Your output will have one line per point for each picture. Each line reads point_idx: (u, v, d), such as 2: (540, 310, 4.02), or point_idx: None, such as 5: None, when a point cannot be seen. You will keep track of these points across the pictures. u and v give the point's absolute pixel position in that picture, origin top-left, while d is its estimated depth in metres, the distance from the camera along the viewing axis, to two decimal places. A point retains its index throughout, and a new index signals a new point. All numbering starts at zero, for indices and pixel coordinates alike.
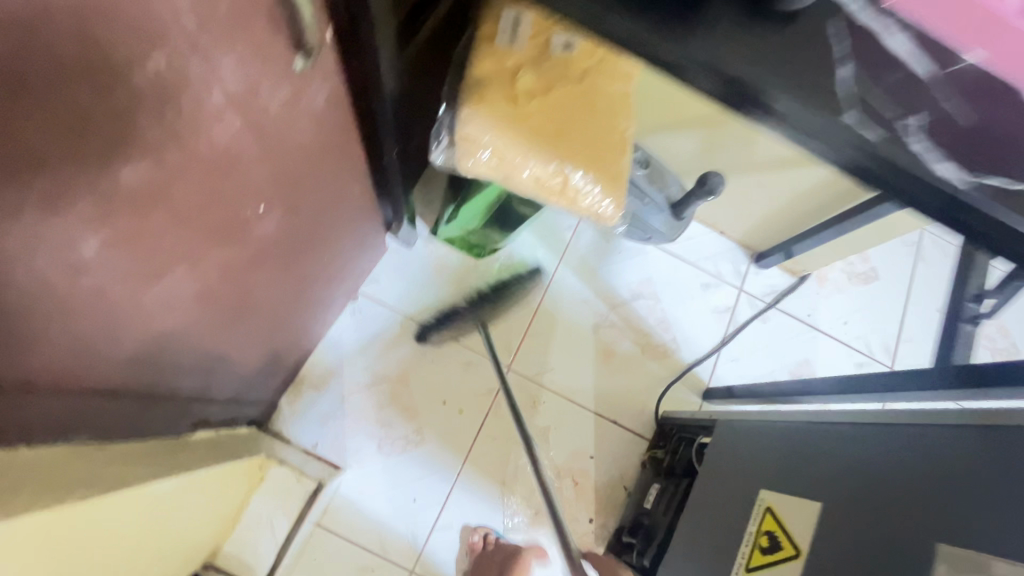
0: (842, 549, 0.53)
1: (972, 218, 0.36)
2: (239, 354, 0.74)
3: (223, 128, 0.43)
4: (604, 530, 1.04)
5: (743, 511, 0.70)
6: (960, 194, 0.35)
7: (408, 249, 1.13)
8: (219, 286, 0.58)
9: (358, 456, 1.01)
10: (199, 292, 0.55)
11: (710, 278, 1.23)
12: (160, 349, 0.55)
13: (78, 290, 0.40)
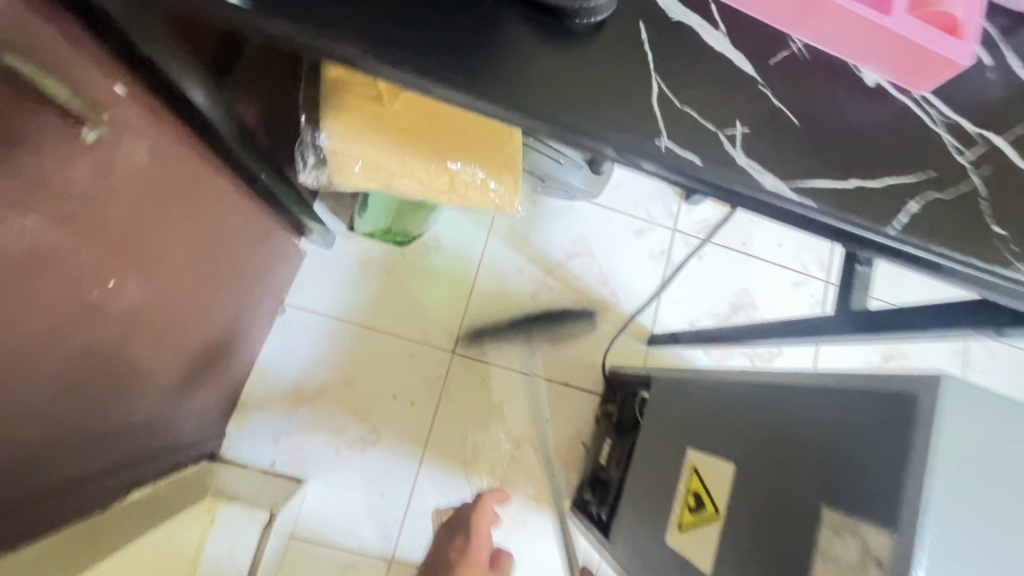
0: (748, 506, 0.56)
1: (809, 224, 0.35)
2: (153, 411, 0.72)
3: (12, 229, 0.38)
4: (568, 487, 1.09)
5: (675, 468, 0.73)
6: (791, 205, 0.33)
7: (329, 250, 1.09)
8: (91, 368, 0.54)
9: (317, 466, 1.02)
10: (66, 384, 0.51)
11: (643, 223, 1.21)
12: (44, 449, 0.51)
13: None
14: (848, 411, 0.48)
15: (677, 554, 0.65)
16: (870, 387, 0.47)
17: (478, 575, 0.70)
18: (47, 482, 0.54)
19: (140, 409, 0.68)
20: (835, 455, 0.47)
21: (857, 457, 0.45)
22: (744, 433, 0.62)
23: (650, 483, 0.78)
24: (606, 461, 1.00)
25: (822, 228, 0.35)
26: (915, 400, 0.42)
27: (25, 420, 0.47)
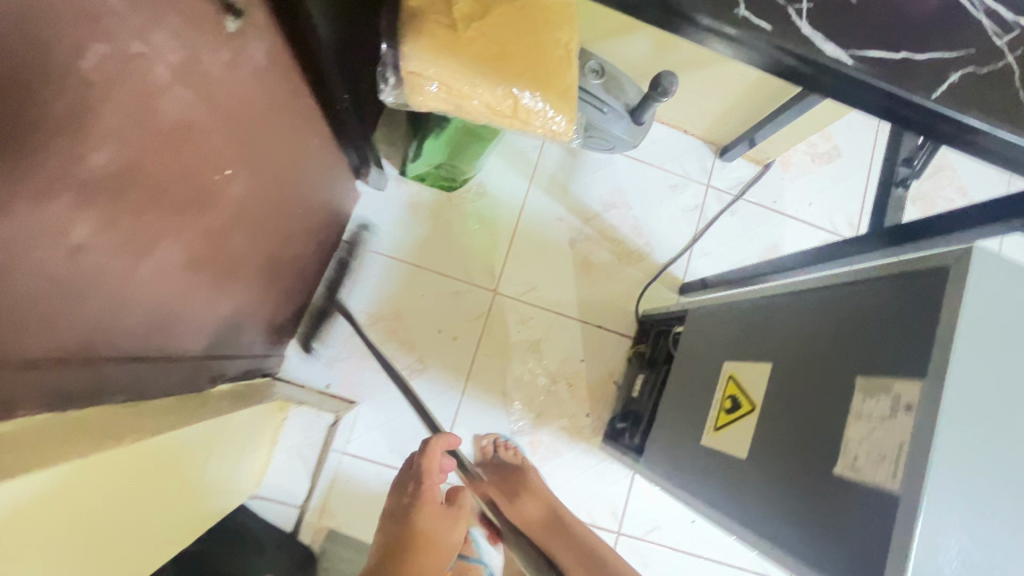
0: (784, 395, 0.62)
1: (861, 93, 0.40)
2: (239, 313, 0.79)
3: (173, 97, 0.45)
4: (600, 422, 1.15)
5: (710, 382, 0.79)
6: (847, 69, 0.39)
7: (381, 192, 1.16)
8: (204, 252, 0.61)
9: (368, 391, 1.10)
10: (187, 259, 0.58)
11: (677, 178, 1.26)
12: (164, 316, 0.59)
13: (81, 270, 0.43)
14: (882, 296, 0.53)
15: (713, 451, 0.71)
16: (906, 272, 0.52)
17: (433, 511, 0.91)
18: (160, 349, 0.61)
19: (230, 307, 0.75)
20: (872, 334, 0.53)
21: (891, 330, 0.50)
22: (779, 336, 0.67)
23: (685, 400, 0.84)
24: (638, 395, 1.06)
25: (874, 98, 0.40)
26: (949, 272, 0.47)
27: (153, 278, 0.54)
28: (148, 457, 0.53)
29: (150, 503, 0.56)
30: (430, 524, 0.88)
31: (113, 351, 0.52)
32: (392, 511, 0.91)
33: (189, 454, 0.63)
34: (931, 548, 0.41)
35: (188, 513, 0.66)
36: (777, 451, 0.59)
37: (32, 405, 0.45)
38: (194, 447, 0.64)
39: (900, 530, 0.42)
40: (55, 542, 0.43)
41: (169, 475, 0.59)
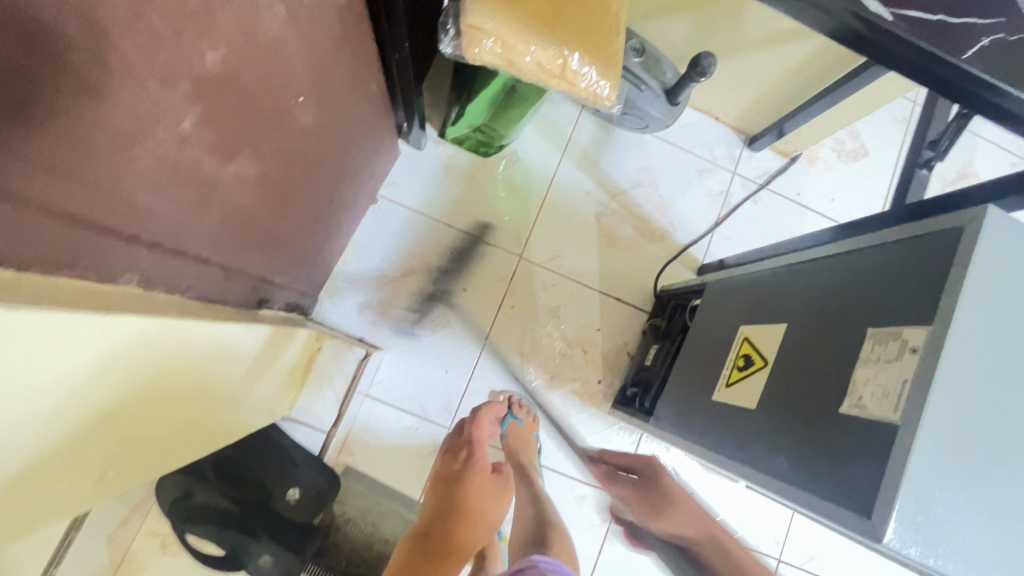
0: (797, 349, 0.66)
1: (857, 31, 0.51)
2: (288, 243, 0.85)
3: (270, 15, 0.50)
4: (611, 389, 1.20)
5: (725, 344, 0.83)
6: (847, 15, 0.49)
7: (419, 152, 1.21)
8: (272, 172, 0.67)
9: (393, 338, 1.15)
10: (258, 174, 0.64)
11: (705, 163, 1.30)
12: (234, 226, 0.64)
13: (184, 159, 0.49)
14: (898, 256, 0.57)
15: (724, 404, 0.75)
16: (924, 234, 0.56)
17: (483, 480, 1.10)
18: (225, 258, 0.67)
19: (284, 235, 0.81)
20: (887, 289, 0.56)
21: (904, 284, 0.54)
22: (796, 299, 0.71)
23: (698, 363, 0.89)
24: (651, 363, 1.11)
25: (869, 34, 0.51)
26: (963, 231, 0.51)
27: (233, 186, 0.59)
28: (201, 336, 0.59)
29: (199, 382, 0.62)
30: (477, 491, 1.08)
31: (192, 247, 0.58)
32: (447, 476, 1.09)
33: (232, 352, 0.69)
34: (924, 471, 0.45)
35: (226, 411, 0.72)
36: (786, 399, 0.63)
37: (124, 280, 0.50)
38: (237, 347, 0.70)
39: (897, 454, 0.46)
40: (126, 382, 0.49)
41: (213, 364, 0.65)
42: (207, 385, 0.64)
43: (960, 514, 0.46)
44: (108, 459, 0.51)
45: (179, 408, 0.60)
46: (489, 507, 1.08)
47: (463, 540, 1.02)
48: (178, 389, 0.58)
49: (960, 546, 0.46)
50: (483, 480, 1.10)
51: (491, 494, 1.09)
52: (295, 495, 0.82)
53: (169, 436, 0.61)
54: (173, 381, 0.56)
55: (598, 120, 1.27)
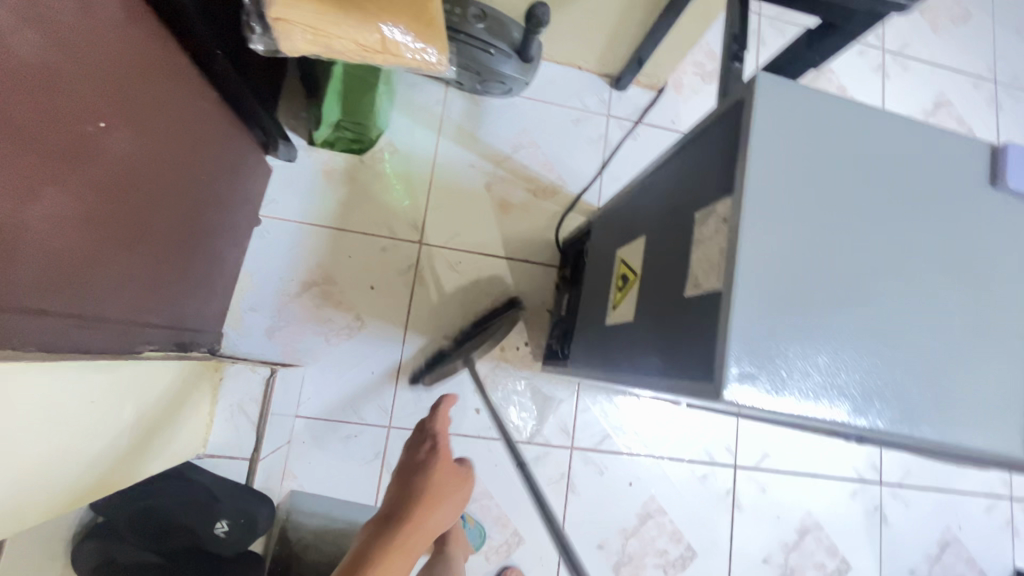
0: (653, 256, 0.69)
1: None
2: (155, 281, 0.81)
3: (22, 38, 0.48)
4: (539, 347, 1.22)
5: (609, 272, 0.86)
6: None
7: (292, 164, 1.18)
8: (98, 208, 0.64)
9: (312, 353, 1.13)
10: (78, 212, 0.61)
11: (579, 112, 1.33)
12: (66, 271, 0.61)
13: None
14: (707, 142, 0.61)
15: (613, 325, 0.78)
16: (722, 114, 0.59)
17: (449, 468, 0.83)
18: (71, 305, 0.64)
19: (145, 273, 0.78)
20: (703, 174, 0.59)
21: (713, 166, 0.58)
22: (648, 211, 0.74)
23: (593, 298, 0.91)
24: (566, 312, 1.13)
25: None
26: (743, 102, 0.54)
27: (47, 225, 0.56)
28: (61, 385, 0.55)
29: (78, 434, 0.58)
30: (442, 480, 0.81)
31: (17, 295, 0.55)
32: (404, 472, 0.83)
33: (96, 407, 0.62)
34: (746, 324, 0.48)
35: (130, 457, 0.69)
36: (651, 303, 0.66)
37: None
38: (107, 401, 0.64)
39: (721, 312, 0.49)
40: None
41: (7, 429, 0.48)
42: (85, 438, 0.60)
43: (791, 358, 0.49)
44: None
45: (81, 461, 0.59)
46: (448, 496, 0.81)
47: (418, 524, 0.76)
48: (46, 447, 0.53)
49: (801, 382, 0.49)
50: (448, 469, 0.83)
51: (452, 492, 0.81)
52: (223, 527, 0.78)
53: (80, 477, 0.59)
54: (40, 435, 0.52)
55: (465, 94, 1.28)
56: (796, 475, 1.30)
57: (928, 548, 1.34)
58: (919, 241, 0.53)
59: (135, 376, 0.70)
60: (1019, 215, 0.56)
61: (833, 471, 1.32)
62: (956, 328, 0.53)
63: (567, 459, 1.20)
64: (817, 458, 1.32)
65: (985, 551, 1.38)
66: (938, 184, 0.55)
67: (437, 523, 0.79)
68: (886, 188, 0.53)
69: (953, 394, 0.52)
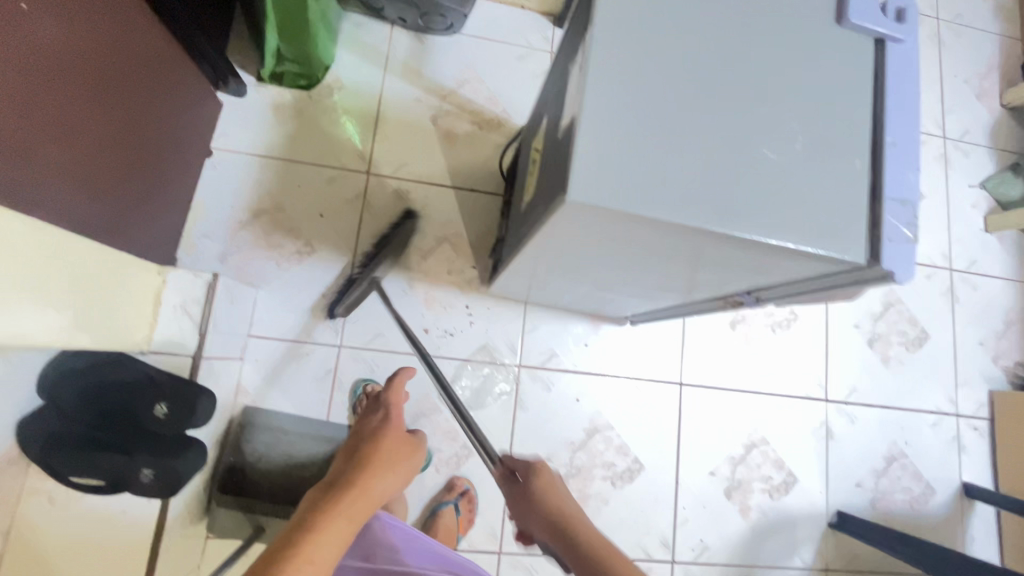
0: (548, 125, 0.73)
1: None
2: (95, 184, 0.82)
3: None
4: (485, 271, 1.27)
5: (525, 166, 0.90)
6: None
7: (242, 99, 1.23)
8: (30, 90, 0.64)
9: (264, 278, 1.18)
10: (14, 88, 0.61)
11: (522, 49, 1.37)
12: (4, 148, 0.61)
13: None
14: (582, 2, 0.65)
15: (525, 206, 0.83)
16: None
17: (399, 438, 0.79)
18: (12, 185, 0.64)
19: (80, 175, 0.78)
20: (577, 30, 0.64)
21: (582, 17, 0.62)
22: (548, 91, 0.79)
23: (518, 197, 0.96)
24: (505, 230, 1.17)
25: None
26: None
27: None
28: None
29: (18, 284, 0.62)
30: (393, 447, 0.76)
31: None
32: (353, 443, 0.78)
33: (25, 261, 0.63)
34: (595, 136, 0.52)
35: (76, 320, 0.73)
36: (544, 164, 0.71)
37: None
38: (40, 258, 0.65)
39: (573, 130, 0.54)
40: None
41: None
42: (19, 281, 0.61)
43: (639, 169, 0.53)
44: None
45: (27, 306, 0.64)
46: (400, 463, 0.76)
47: (366, 487, 0.70)
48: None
49: (650, 191, 0.53)
50: (399, 438, 0.79)
51: (406, 462, 0.77)
52: (162, 409, 0.85)
53: (28, 317, 0.64)
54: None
55: (410, 33, 1.33)
56: (742, 393, 1.34)
57: (875, 462, 1.38)
58: (767, 70, 0.58)
59: (72, 245, 0.71)
60: (865, 51, 0.60)
61: (780, 389, 1.36)
62: (801, 147, 0.56)
63: (515, 377, 1.25)
64: (762, 377, 1.36)
65: (934, 466, 1.41)
66: (787, 20, 0.59)
67: (384, 491, 0.73)
68: (734, 23, 0.58)
69: (799, 205, 0.55)
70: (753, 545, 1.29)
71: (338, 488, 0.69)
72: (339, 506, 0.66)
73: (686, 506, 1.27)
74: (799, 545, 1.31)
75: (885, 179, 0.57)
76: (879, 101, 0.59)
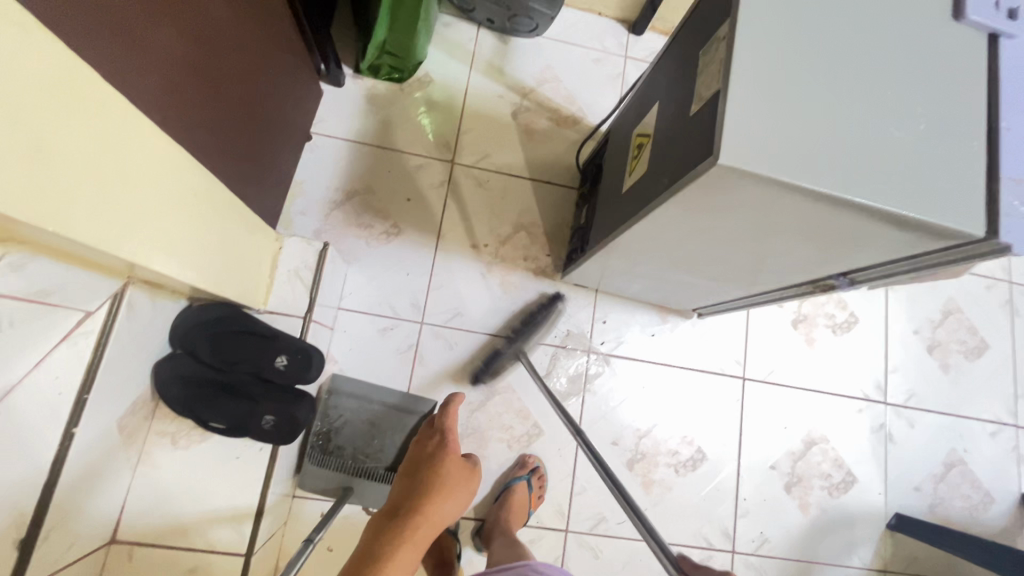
0: (664, 108, 0.80)
1: None
2: (238, 144, 0.93)
3: None
4: (559, 260, 1.32)
5: (623, 153, 0.97)
6: None
7: (340, 89, 1.32)
8: (201, 59, 0.75)
9: (355, 255, 1.25)
10: (189, 57, 0.72)
11: (599, 53, 1.45)
12: (185, 110, 0.73)
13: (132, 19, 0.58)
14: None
15: (630, 187, 0.89)
16: None
17: (457, 464, 0.80)
18: (191, 140, 0.77)
19: (231, 134, 0.90)
20: (706, 20, 0.70)
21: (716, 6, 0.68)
22: (658, 81, 0.86)
23: (611, 183, 1.01)
24: (584, 218, 1.23)
25: None
26: None
27: (172, 59, 0.68)
28: (189, 184, 0.70)
29: (194, 221, 0.73)
30: (452, 473, 0.78)
31: (141, 108, 0.63)
32: (411, 464, 0.80)
33: (185, 203, 0.70)
34: (741, 107, 0.58)
35: (217, 262, 0.82)
36: (662, 143, 0.77)
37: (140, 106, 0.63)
38: (200, 198, 0.74)
39: (720, 103, 0.59)
40: (154, 202, 0.62)
41: (110, 159, 0.52)
42: (186, 217, 0.71)
43: (779, 137, 0.59)
44: (54, 225, 0.47)
45: (197, 242, 0.75)
46: (458, 485, 0.77)
47: (430, 511, 0.71)
48: (181, 220, 0.69)
49: (791, 158, 0.58)
50: (457, 463, 0.80)
51: (466, 485, 0.79)
52: (283, 361, 0.94)
53: (195, 251, 0.74)
54: (178, 212, 0.68)
55: (495, 34, 1.41)
56: (803, 391, 1.37)
57: (934, 468, 1.39)
58: (893, 58, 0.63)
59: (215, 200, 0.79)
60: (980, 45, 0.65)
61: (839, 388, 1.39)
62: (924, 128, 0.61)
63: (584, 361, 1.29)
64: (822, 375, 1.39)
65: (993, 476, 1.41)
66: (908, 14, 0.65)
67: (444, 515, 0.74)
68: (861, 14, 0.64)
69: (925, 180, 0.60)
70: (812, 541, 1.30)
71: (403, 514, 0.69)
72: (421, 512, 0.70)
73: (747, 497, 1.29)
74: (857, 545, 1.32)
75: (1003, 159, 0.61)
76: (994, 89, 0.64)
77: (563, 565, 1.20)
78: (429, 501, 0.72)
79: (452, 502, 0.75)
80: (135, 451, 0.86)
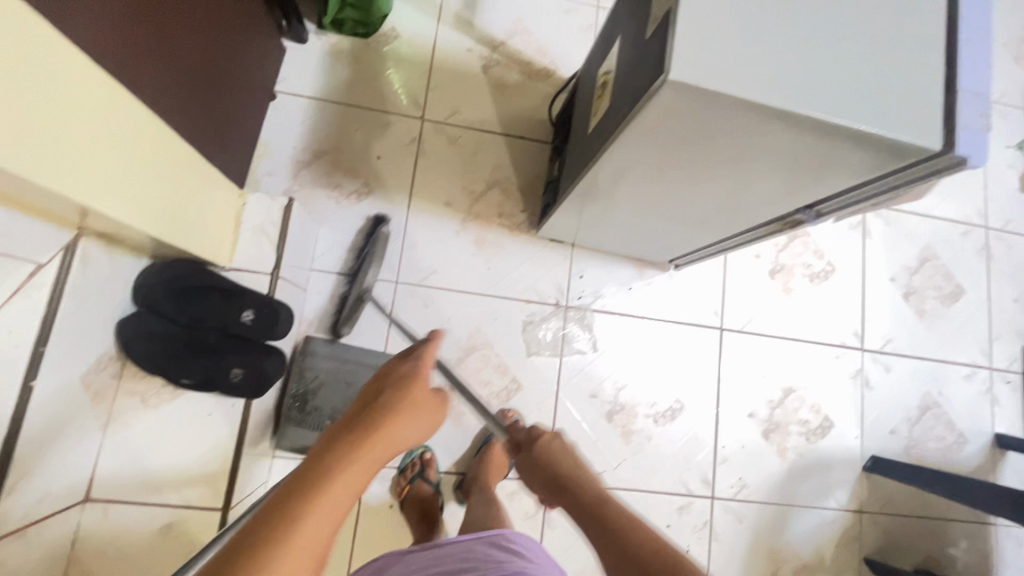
0: (624, 42, 0.78)
1: None
2: (195, 100, 0.90)
3: None
4: (533, 216, 1.31)
5: (589, 97, 0.95)
6: None
7: (304, 46, 1.29)
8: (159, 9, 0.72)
9: (325, 216, 1.23)
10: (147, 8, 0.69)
11: (570, 3, 1.41)
12: (143, 63, 0.71)
13: None
14: None
15: (594, 129, 0.87)
16: None
17: (425, 396, 0.60)
18: (150, 92, 0.74)
19: (191, 88, 0.87)
20: None
21: None
22: (620, 16, 0.83)
23: (578, 129, 0.99)
24: (557, 171, 1.22)
25: None
26: None
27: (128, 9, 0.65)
28: (142, 133, 0.69)
29: (151, 170, 0.72)
30: (416, 406, 0.58)
31: (82, 49, 0.57)
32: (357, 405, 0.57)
33: (133, 142, 0.67)
34: (693, 24, 0.57)
35: (178, 216, 0.80)
36: (622, 78, 0.75)
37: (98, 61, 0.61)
38: (156, 148, 0.73)
39: (671, 22, 0.58)
40: (102, 148, 0.61)
41: (38, 83, 0.50)
42: (141, 166, 0.70)
43: (733, 55, 0.57)
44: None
45: (155, 193, 0.74)
46: (420, 414, 0.58)
47: (388, 429, 0.54)
48: (135, 168, 0.69)
49: (744, 76, 0.57)
50: (422, 395, 0.60)
51: (435, 413, 0.60)
52: (248, 316, 0.94)
53: (154, 202, 0.74)
54: (130, 161, 0.67)
55: None
56: (780, 340, 1.38)
57: (909, 412, 1.41)
58: None
59: (168, 144, 0.76)
60: None
61: (817, 336, 1.40)
62: (880, 42, 0.60)
63: (561, 317, 1.29)
64: (799, 324, 1.39)
65: (966, 418, 1.44)
66: None
67: (407, 439, 0.57)
68: None
69: (882, 97, 0.59)
70: (790, 485, 1.33)
71: (357, 421, 0.54)
72: (380, 424, 0.54)
73: (726, 445, 1.31)
74: (834, 488, 1.34)
75: (960, 75, 0.60)
76: (954, 3, 0.63)
77: (544, 516, 1.22)
78: (386, 425, 0.54)
79: (418, 423, 0.58)
80: (102, 412, 0.84)
